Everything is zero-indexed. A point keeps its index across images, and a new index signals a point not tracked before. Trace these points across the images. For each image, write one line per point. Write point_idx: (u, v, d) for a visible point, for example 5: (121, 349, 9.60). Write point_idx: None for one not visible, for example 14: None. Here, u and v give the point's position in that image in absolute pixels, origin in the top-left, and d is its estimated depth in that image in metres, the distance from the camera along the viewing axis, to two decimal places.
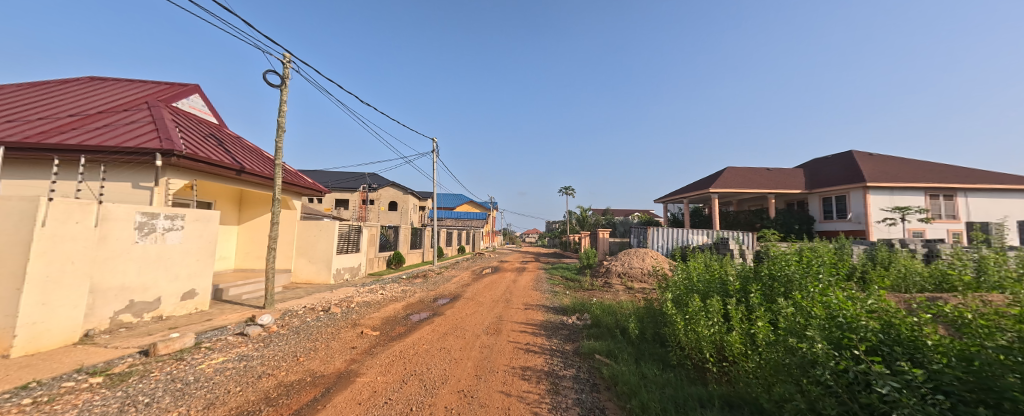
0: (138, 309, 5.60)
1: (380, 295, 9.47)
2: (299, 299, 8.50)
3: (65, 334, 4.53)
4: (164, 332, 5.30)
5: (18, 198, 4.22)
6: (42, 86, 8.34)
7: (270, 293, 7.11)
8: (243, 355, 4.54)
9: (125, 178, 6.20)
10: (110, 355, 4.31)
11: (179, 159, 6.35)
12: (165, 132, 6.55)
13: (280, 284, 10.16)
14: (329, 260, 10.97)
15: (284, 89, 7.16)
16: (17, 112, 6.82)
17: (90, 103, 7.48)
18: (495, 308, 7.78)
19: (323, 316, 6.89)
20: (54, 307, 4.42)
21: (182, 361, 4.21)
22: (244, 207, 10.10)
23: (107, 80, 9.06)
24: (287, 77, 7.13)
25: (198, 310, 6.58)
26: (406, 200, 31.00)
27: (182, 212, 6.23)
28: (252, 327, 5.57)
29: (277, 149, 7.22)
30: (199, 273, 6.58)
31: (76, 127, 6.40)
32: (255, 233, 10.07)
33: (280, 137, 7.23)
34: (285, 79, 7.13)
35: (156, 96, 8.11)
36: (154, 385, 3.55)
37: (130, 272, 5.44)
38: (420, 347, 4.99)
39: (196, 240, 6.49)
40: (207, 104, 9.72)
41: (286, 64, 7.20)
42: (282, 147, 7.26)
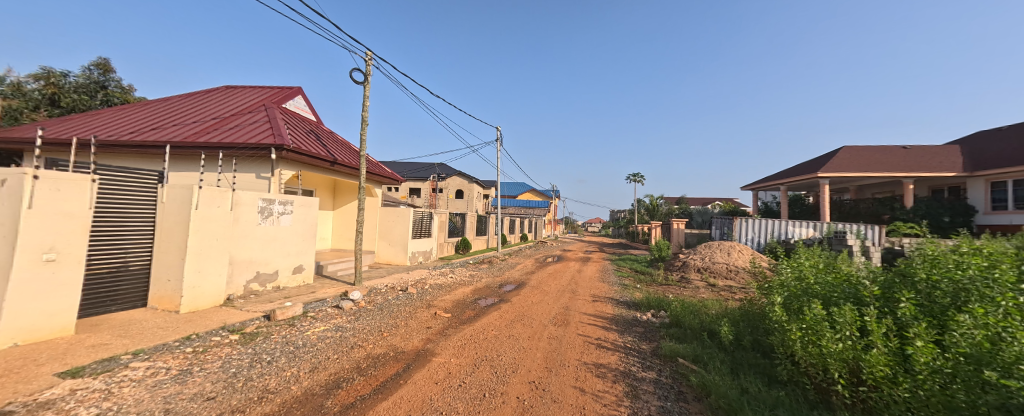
0: (262, 280, 6.55)
1: (451, 278, 9.93)
2: (382, 277, 9.30)
3: (213, 297, 5.45)
4: (280, 300, 6.12)
5: (180, 186, 5.14)
6: (192, 96, 10.14)
7: (359, 271, 7.81)
8: (340, 326, 5.05)
9: (249, 169, 7.25)
10: (243, 317, 5.08)
11: (287, 153, 7.17)
12: (278, 130, 7.48)
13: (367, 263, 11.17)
14: (405, 243, 11.75)
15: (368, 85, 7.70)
16: (177, 118, 8.37)
17: (225, 109, 8.87)
18: (563, 299, 7.63)
19: (402, 296, 7.40)
20: (207, 274, 5.33)
21: (293, 327, 4.82)
22: (337, 194, 11.24)
23: (235, 88, 10.69)
24: (370, 73, 7.66)
25: (305, 283, 7.49)
26: (472, 189, 32.00)
27: (292, 199, 7.08)
28: (345, 301, 6.21)
29: (363, 140, 7.85)
30: (305, 251, 7.46)
31: (216, 128, 7.63)
32: (347, 217, 11.16)
33: (366, 129, 7.85)
34: (368, 75, 7.67)
35: (271, 100, 9.31)
36: (274, 346, 4.10)
37: (255, 248, 6.35)
38: (491, 333, 5.07)
39: (302, 223, 7.36)
40: (308, 104, 10.95)
41: (369, 61, 7.74)
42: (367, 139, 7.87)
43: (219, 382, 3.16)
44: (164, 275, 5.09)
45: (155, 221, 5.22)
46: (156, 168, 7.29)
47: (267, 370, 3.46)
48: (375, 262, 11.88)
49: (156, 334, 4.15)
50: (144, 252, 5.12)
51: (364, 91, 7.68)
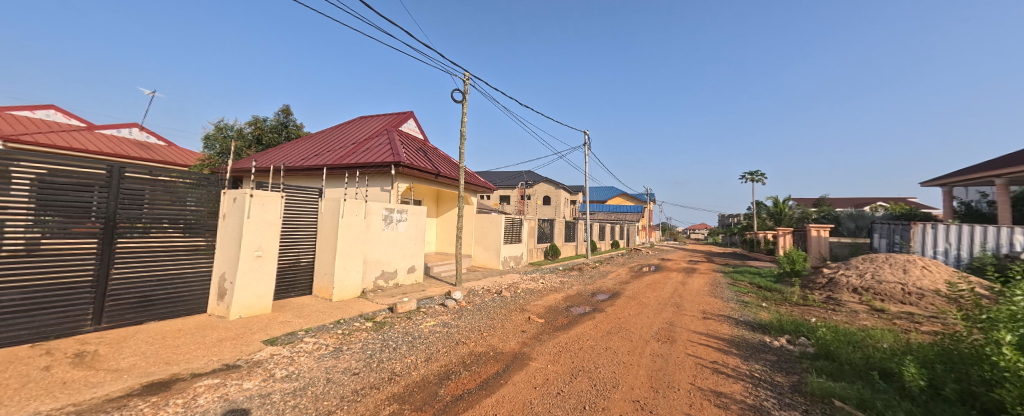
0: (387, 277, 7.60)
1: (542, 283, 10.06)
2: (478, 280, 9.93)
3: (354, 289, 6.72)
4: (400, 295, 7.03)
5: (331, 200, 6.50)
6: (336, 130, 12.55)
7: (459, 272, 8.44)
8: (446, 322, 5.57)
9: (377, 183, 8.57)
10: (374, 308, 6.07)
11: (405, 168, 8.31)
12: (397, 150, 8.71)
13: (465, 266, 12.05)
14: (498, 248, 12.35)
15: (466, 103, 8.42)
16: (327, 148, 10.46)
17: (361, 137, 10.76)
18: (665, 313, 7.10)
19: (497, 298, 7.79)
20: (350, 270, 6.60)
21: (410, 320, 5.50)
22: (440, 203, 12.40)
23: (366, 119, 12.87)
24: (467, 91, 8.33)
25: (417, 282, 8.40)
26: (559, 195, 32.14)
27: (407, 207, 8.02)
28: (449, 300, 6.81)
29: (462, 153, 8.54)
30: (418, 253, 8.37)
31: (353, 153, 9.29)
32: (448, 224, 12.20)
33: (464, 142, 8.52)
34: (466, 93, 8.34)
35: (391, 125, 10.93)
36: (396, 335, 4.76)
37: (382, 249, 7.42)
38: (586, 343, 5.01)
39: (416, 228, 8.33)
40: (418, 125, 12.49)
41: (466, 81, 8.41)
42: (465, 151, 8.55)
43: (359, 361, 3.93)
44: (323, 270, 6.53)
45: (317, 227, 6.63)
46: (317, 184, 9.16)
47: (392, 356, 4.05)
48: (472, 265, 12.74)
49: (320, 316, 5.55)
50: (308, 253, 6.54)
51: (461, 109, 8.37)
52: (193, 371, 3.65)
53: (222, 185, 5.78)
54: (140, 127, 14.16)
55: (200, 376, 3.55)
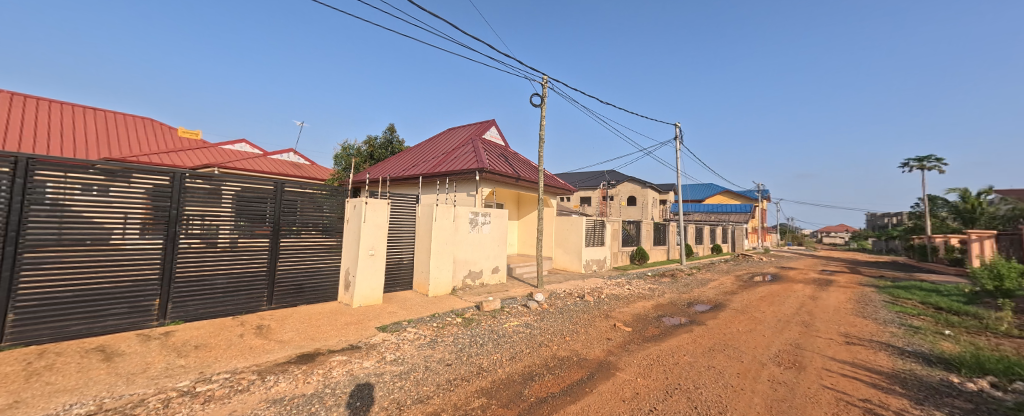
0: (474, 276, 8.10)
1: (628, 290, 9.60)
2: (560, 283, 9.95)
3: (446, 287, 7.31)
4: (485, 294, 7.47)
5: (425, 205, 7.17)
6: (429, 142, 13.87)
7: (541, 275, 8.56)
8: (529, 323, 5.73)
9: (464, 188, 9.18)
10: (463, 305, 6.64)
11: (489, 172, 8.77)
12: (481, 157, 9.27)
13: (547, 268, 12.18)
14: (580, 251, 12.19)
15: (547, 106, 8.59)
16: (421, 158, 11.63)
17: (449, 147, 11.71)
18: (785, 332, 6.12)
19: (579, 302, 7.70)
20: (442, 268, 7.19)
21: (494, 319, 5.83)
22: (521, 205, 12.78)
23: (453, 130, 13.99)
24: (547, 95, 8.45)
25: (501, 282, 8.76)
26: (646, 195, 30.23)
27: (490, 210, 8.41)
28: (531, 301, 6.98)
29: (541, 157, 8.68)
30: (501, 255, 8.70)
31: (443, 162, 10.16)
32: (528, 226, 12.49)
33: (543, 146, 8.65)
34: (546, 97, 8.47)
35: (476, 134, 11.70)
36: (484, 333, 5.10)
37: (469, 250, 7.93)
38: (681, 358, 4.63)
39: (499, 231, 8.65)
40: (500, 132, 13.14)
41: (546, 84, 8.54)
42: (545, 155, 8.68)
43: (453, 353, 4.31)
44: (420, 268, 7.23)
45: (414, 230, 7.36)
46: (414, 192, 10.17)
47: (480, 352, 4.34)
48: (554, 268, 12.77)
49: (419, 309, 6.18)
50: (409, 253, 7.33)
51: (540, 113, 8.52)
52: (329, 347, 4.48)
53: (348, 194, 6.85)
54: (298, 153, 17.12)
55: (333, 352, 4.34)
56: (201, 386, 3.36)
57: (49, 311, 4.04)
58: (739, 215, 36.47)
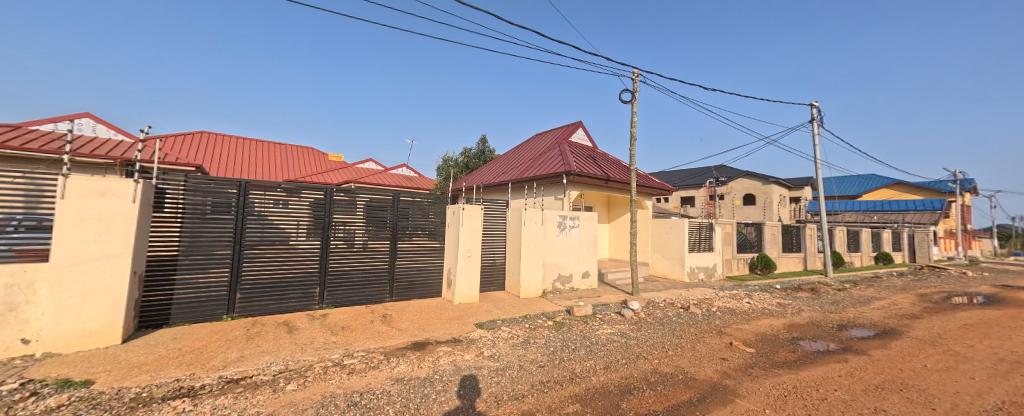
0: (563, 280, 8.11)
1: (749, 304, 8.42)
2: (659, 291, 9.33)
3: (536, 289, 7.46)
4: (576, 299, 7.43)
5: (514, 210, 7.43)
6: (517, 148, 14.44)
7: (636, 282, 8.18)
8: (625, 332, 5.50)
9: (552, 192, 9.31)
10: (554, 308, 6.71)
11: (577, 175, 8.73)
12: (567, 160, 9.31)
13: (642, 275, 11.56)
14: (682, 258, 11.21)
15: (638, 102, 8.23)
16: (510, 164, 12.18)
17: (536, 152, 12.00)
18: (1003, 374, 4.52)
19: (684, 314, 7.09)
20: (531, 271, 7.36)
21: (587, 324, 5.79)
22: (611, 208, 12.41)
23: (540, 135, 14.32)
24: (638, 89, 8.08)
25: (592, 287, 8.58)
26: (770, 192, 26.56)
27: (579, 214, 8.31)
28: (626, 309, 6.70)
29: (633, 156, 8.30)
30: (591, 259, 8.51)
31: (530, 166, 10.48)
32: (620, 229, 12.03)
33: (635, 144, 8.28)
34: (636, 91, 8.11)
35: (562, 138, 11.80)
36: (577, 337, 5.11)
37: (559, 254, 7.98)
38: (830, 394, 3.67)
39: (589, 235, 8.46)
40: (587, 133, 13.02)
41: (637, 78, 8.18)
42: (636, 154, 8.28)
43: (545, 355, 4.40)
44: (510, 270, 7.53)
45: (504, 234, 7.68)
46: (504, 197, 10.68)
47: (574, 356, 4.35)
48: (651, 274, 12.04)
49: (511, 309, 6.45)
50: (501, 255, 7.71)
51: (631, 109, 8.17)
52: (437, 338, 4.98)
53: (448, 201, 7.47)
54: (410, 168, 19.76)
55: (440, 343, 4.81)
56: (347, 360, 4.19)
57: (261, 291, 5.57)
58: (910, 216, 28.82)
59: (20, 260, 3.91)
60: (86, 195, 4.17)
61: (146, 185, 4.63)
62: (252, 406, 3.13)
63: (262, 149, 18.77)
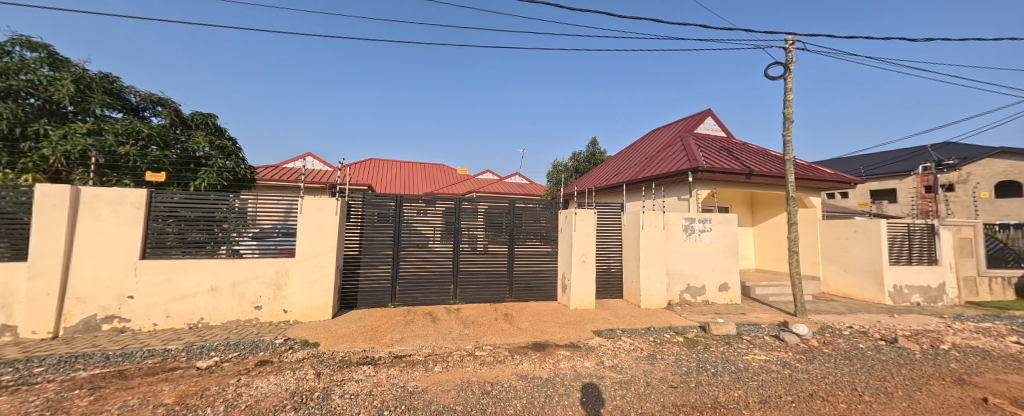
0: (694, 292, 7.26)
1: (1015, 346, 5.81)
2: (837, 315, 7.41)
3: (660, 300, 6.87)
4: (713, 315, 6.56)
5: (631, 213, 7.04)
6: (635, 145, 13.72)
7: (799, 301, 6.74)
8: (785, 362, 4.56)
9: (675, 193, 8.48)
10: (684, 323, 6.08)
11: (708, 172, 7.75)
12: (693, 156, 8.39)
13: (808, 292, 9.39)
14: (875, 272, 8.64)
15: (789, 77, 6.84)
16: (626, 164, 11.68)
17: (655, 150, 11.20)
18: None
19: (883, 347, 5.42)
20: (653, 280, 6.83)
21: (730, 346, 5.04)
22: (757, 209, 10.58)
23: (660, 130, 13.32)
24: (791, 61, 6.75)
25: (733, 302, 7.41)
26: None
27: (710, 216, 7.34)
28: (788, 334, 5.54)
29: (787, 144, 6.93)
30: (730, 269, 7.37)
31: (648, 165, 9.84)
32: (773, 235, 10.10)
33: (789, 129, 6.90)
34: (789, 64, 6.79)
35: (687, 132, 10.71)
36: (716, 360, 4.51)
37: (685, 261, 7.20)
38: None
39: (724, 240, 7.36)
40: (719, 123, 11.53)
41: (790, 48, 6.85)
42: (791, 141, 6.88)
43: (677, 375, 4.01)
44: (629, 277, 7.13)
45: (621, 239, 7.33)
46: (619, 199, 10.26)
47: (715, 382, 3.83)
48: (822, 291, 9.71)
49: (633, 320, 6.10)
50: (619, 261, 7.39)
51: (784, 85, 6.87)
52: (556, 341, 5.08)
53: (560, 206, 7.57)
54: (523, 175, 21.11)
55: (559, 346, 4.89)
56: (478, 351, 4.65)
57: (413, 285, 6.65)
58: None
59: (282, 256, 5.80)
60: (310, 211, 5.77)
61: (344, 201, 6.10)
62: (412, 380, 3.81)
63: (407, 168, 22.65)
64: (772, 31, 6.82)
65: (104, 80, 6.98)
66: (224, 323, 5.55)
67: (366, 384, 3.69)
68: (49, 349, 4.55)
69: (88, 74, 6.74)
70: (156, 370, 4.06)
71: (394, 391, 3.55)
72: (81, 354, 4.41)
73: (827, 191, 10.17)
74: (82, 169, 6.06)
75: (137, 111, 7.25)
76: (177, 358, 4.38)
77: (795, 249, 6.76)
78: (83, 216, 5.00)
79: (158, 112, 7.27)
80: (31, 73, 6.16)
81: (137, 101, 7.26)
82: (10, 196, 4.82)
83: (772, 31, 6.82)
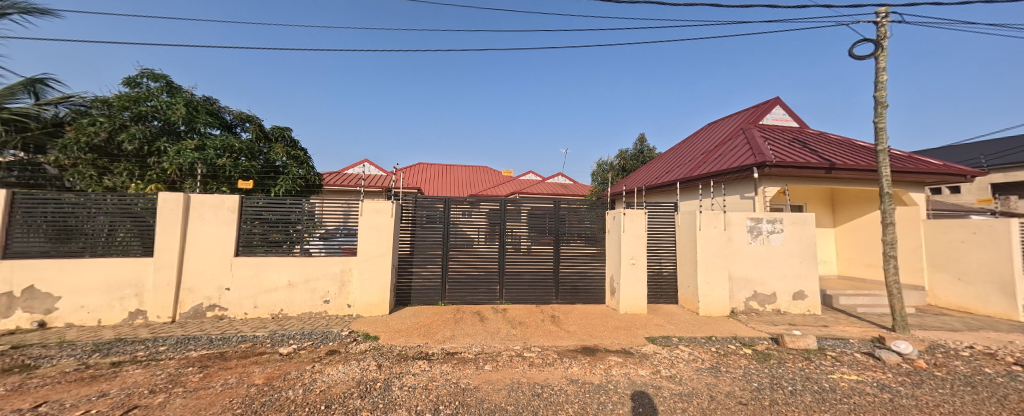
0: (761, 299, 6.62)
1: None
2: (951, 332, 6.28)
3: (721, 307, 6.35)
4: (786, 326, 5.92)
5: (687, 213, 6.59)
6: (690, 140, 12.86)
7: (897, 314, 5.83)
8: (881, 383, 3.97)
9: (736, 191, 7.79)
10: (751, 333, 5.55)
11: (779, 166, 7.00)
12: (758, 150, 7.66)
13: (908, 304, 8.10)
14: (1002, 283, 7.19)
15: (881, 55, 5.96)
16: (681, 160, 10.99)
17: (714, 144, 10.41)
18: None
19: (1014, 373, 4.50)
20: (713, 285, 6.33)
21: (811, 362, 4.50)
22: (840, 207, 9.36)
23: (719, 123, 12.36)
24: (885, 36, 5.87)
25: (810, 312, 6.62)
26: None
27: (781, 216, 6.63)
28: (884, 351, 4.81)
29: (878, 132, 6.05)
30: (805, 275, 6.60)
31: (706, 161, 9.17)
32: (862, 237, 8.85)
33: (881, 115, 6.01)
34: (880, 40, 5.92)
35: (751, 124, 9.81)
36: (793, 376, 4.05)
37: (751, 266, 6.58)
38: None
39: (798, 243, 6.61)
40: (789, 112, 10.42)
41: (882, 21, 5.97)
42: (884, 129, 6.00)
43: (747, 390, 3.67)
44: (685, 281, 6.69)
45: (676, 240, 6.90)
46: (672, 199, 9.67)
47: (793, 402, 3.44)
48: (928, 303, 8.31)
49: (692, 328, 5.71)
50: (674, 264, 6.96)
51: (875, 65, 5.99)
52: (607, 346, 4.92)
53: (606, 206, 7.33)
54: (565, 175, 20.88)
55: (610, 352, 4.73)
56: (527, 352, 4.66)
57: (462, 285, 6.86)
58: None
59: (345, 254, 6.33)
60: (369, 213, 6.22)
61: (398, 204, 6.49)
62: (464, 377, 3.93)
63: (453, 172, 23.42)
64: (859, 4, 6.00)
65: (206, 102, 8.16)
66: (300, 315, 6.17)
67: (422, 379, 3.88)
68: (169, 331, 5.41)
69: (195, 98, 7.93)
70: (248, 354, 4.64)
71: (448, 387, 3.69)
72: (191, 336, 5.19)
73: (932, 185, 8.70)
74: (191, 179, 7.13)
75: (231, 127, 8.36)
76: (263, 344, 4.97)
77: (891, 253, 5.88)
78: (192, 219, 5.88)
79: (247, 128, 8.33)
80: (155, 100, 7.41)
81: (231, 119, 8.38)
82: (141, 202, 5.82)
83: (859, 3, 6.00)
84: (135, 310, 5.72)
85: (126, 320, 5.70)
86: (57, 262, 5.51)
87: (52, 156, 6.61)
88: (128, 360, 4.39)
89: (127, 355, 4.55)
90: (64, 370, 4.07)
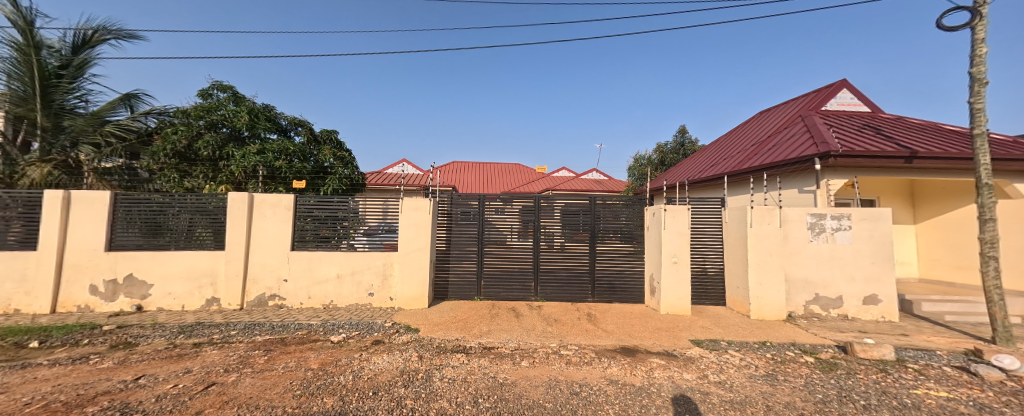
0: (824, 303, 6.03)
1: None
2: None
3: (777, 311, 5.86)
4: (855, 333, 5.34)
5: (736, 209, 6.14)
6: (739, 130, 11.97)
7: (998, 323, 5.04)
8: (978, 402, 3.46)
9: (794, 184, 7.13)
10: (813, 340, 5.06)
11: (846, 156, 6.30)
12: (821, 138, 6.95)
13: (1012, 313, 6.97)
14: None
15: (980, 24, 5.13)
16: (729, 152, 10.26)
17: (768, 133, 9.59)
18: None
19: None
20: (767, 287, 5.86)
21: (887, 375, 4.02)
22: (923, 202, 8.25)
23: (774, 110, 11.39)
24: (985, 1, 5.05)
25: (886, 319, 5.91)
26: None
27: (848, 211, 5.98)
28: (981, 366, 4.17)
29: (975, 114, 5.23)
30: (879, 278, 5.90)
31: (758, 152, 8.49)
32: (951, 235, 7.75)
33: (978, 93, 5.20)
34: (978, 7, 5.10)
35: (811, 110, 8.94)
36: (866, 389, 3.64)
37: (811, 266, 6.01)
38: None
39: (869, 242, 5.92)
40: (859, 95, 9.35)
41: None
42: (981, 109, 5.18)
43: (810, 402, 3.36)
44: (735, 282, 6.25)
45: (724, 238, 6.46)
46: (719, 193, 9.04)
47: None
48: None
49: (743, 331, 5.33)
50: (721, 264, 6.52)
51: (973, 35, 5.17)
52: (648, 347, 4.73)
53: (646, 202, 7.02)
54: (600, 171, 20.39)
55: (651, 353, 4.55)
56: (564, 350, 4.61)
57: (498, 281, 6.93)
58: None
59: (387, 250, 6.63)
60: (409, 211, 6.45)
61: (436, 201, 6.68)
62: (501, 372, 3.97)
63: (487, 170, 23.73)
64: None
65: (265, 110, 8.90)
66: (348, 306, 6.58)
67: (461, 371, 3.97)
68: (238, 317, 6.00)
69: (256, 106, 8.66)
70: (303, 340, 5.02)
71: (486, 380, 3.75)
72: (256, 323, 5.71)
73: None
74: (254, 180, 7.81)
75: (286, 132, 9.05)
76: (317, 331, 5.36)
77: (990, 254, 5.09)
78: (255, 216, 6.45)
79: (299, 131, 8.97)
80: (224, 109, 8.20)
81: (286, 124, 9.06)
82: (213, 201, 6.48)
83: None
84: (210, 297, 6.40)
85: (204, 306, 6.39)
86: (150, 254, 6.31)
87: (145, 162, 7.54)
88: (206, 341, 4.93)
89: (206, 337, 5.12)
90: (158, 348, 4.66)
